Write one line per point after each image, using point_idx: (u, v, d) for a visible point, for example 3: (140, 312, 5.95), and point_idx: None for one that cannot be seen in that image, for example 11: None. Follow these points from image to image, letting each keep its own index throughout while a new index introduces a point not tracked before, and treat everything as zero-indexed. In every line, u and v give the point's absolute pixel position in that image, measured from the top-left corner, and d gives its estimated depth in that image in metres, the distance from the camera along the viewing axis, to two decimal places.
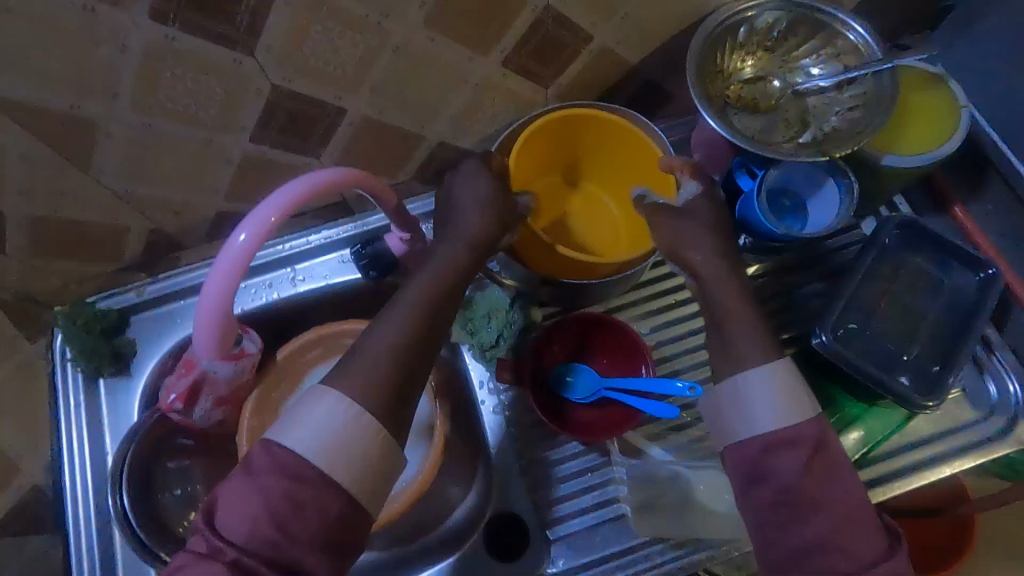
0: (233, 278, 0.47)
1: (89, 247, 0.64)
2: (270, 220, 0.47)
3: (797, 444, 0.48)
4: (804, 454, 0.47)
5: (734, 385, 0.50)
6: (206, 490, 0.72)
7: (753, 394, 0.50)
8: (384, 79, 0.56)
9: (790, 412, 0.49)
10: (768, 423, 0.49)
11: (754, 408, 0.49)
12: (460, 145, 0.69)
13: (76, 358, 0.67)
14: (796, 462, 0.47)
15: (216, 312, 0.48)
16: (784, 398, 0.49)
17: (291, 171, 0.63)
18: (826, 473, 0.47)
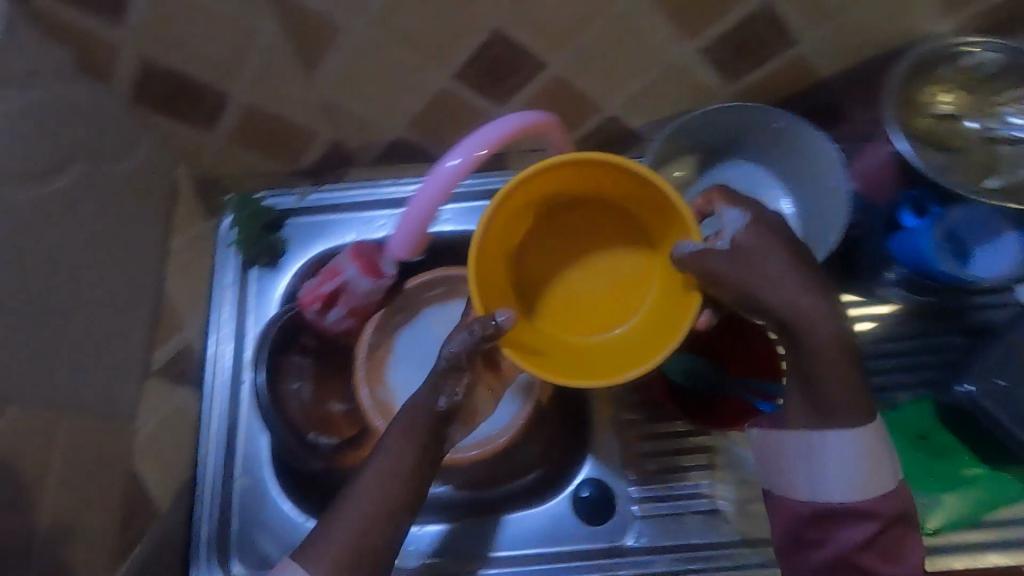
0: (438, 195, 0.52)
1: (278, 145, 0.69)
2: (478, 153, 0.50)
3: (861, 516, 0.49)
4: (864, 530, 0.49)
5: (805, 447, 0.51)
6: (315, 395, 0.72)
7: (828, 458, 0.50)
8: (592, 42, 0.58)
9: (859, 484, 0.49)
10: (834, 493, 0.50)
11: (820, 475, 0.50)
12: (629, 124, 0.71)
13: (238, 243, 0.73)
14: (855, 535, 0.49)
15: (416, 222, 0.53)
16: (856, 469, 0.49)
17: (473, 112, 0.66)
18: (887, 548, 0.49)
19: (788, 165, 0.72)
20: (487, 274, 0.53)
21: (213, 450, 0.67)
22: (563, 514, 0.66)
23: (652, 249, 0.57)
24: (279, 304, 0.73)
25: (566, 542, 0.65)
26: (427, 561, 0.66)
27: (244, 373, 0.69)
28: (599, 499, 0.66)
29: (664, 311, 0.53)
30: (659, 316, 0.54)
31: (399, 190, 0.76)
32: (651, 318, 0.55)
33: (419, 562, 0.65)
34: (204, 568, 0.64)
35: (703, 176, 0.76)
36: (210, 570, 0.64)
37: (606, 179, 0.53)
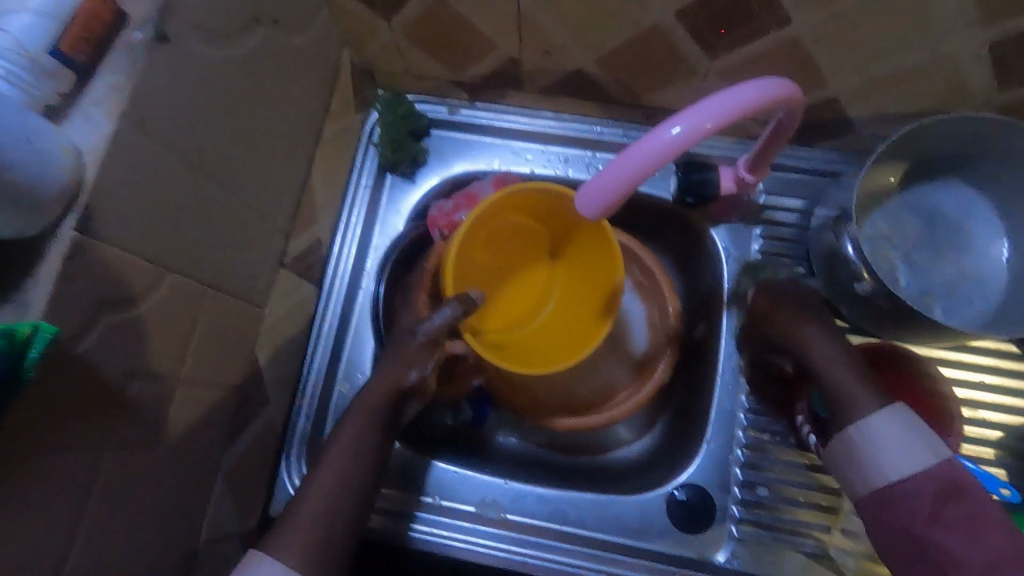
0: (647, 166, 0.42)
1: (448, 49, 0.62)
2: (706, 127, 0.41)
3: (924, 492, 0.44)
4: (931, 502, 0.44)
5: (852, 433, 0.47)
6: None
7: (863, 442, 0.47)
8: (858, 8, 0.47)
9: (915, 457, 0.45)
10: (894, 473, 0.45)
11: (874, 456, 0.46)
12: (846, 113, 0.60)
13: (382, 146, 0.68)
14: (922, 511, 0.44)
15: (614, 192, 0.43)
16: (907, 438, 0.45)
17: (675, 59, 0.57)
18: (960, 523, 0.43)
19: (1015, 205, 0.61)
20: (464, 262, 0.56)
21: (319, 352, 0.64)
22: (655, 512, 0.62)
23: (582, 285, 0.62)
24: (408, 218, 0.69)
25: (654, 540, 0.61)
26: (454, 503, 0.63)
27: (361, 280, 0.67)
28: (697, 504, 0.62)
29: (585, 327, 0.60)
30: (576, 330, 0.62)
31: (558, 126, 0.70)
32: (571, 341, 0.61)
33: (498, 516, 0.63)
34: (289, 465, 0.60)
35: (907, 191, 0.64)
36: (296, 470, 0.60)
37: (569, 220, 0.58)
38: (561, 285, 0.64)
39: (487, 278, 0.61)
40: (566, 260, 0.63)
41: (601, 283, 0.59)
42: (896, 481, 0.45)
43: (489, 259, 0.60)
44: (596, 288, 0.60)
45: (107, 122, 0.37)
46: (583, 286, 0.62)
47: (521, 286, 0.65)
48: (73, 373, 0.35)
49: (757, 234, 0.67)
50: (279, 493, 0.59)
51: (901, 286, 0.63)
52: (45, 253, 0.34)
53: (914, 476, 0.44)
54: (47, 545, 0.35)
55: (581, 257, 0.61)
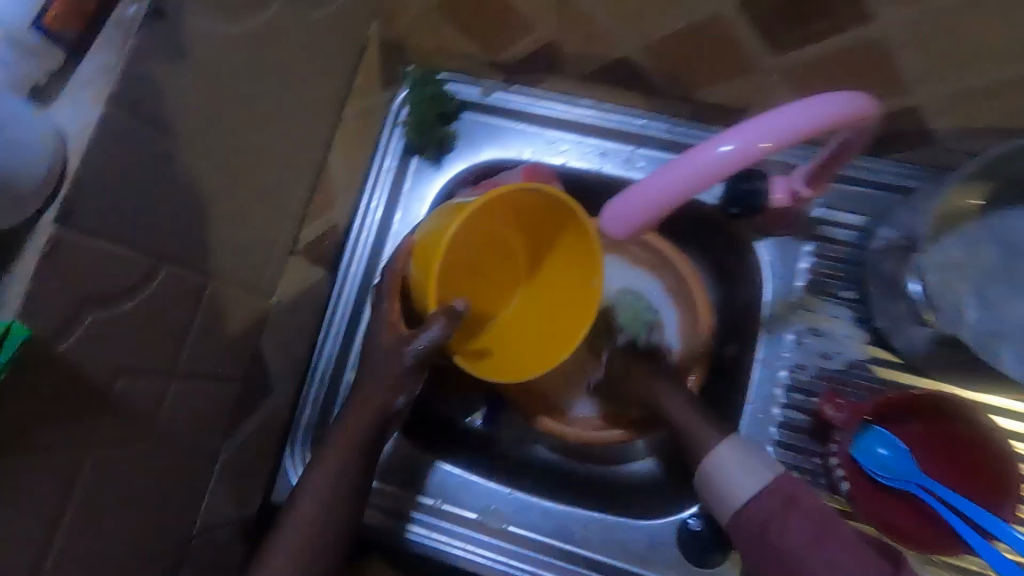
0: (686, 187, 0.37)
1: (483, 27, 0.57)
2: (761, 146, 0.36)
3: (772, 506, 0.45)
4: (783, 513, 0.44)
5: (705, 468, 0.48)
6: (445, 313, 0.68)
7: (715, 470, 0.48)
8: (957, 8, 0.40)
9: (753, 473, 0.46)
10: (743, 494, 0.46)
11: (728, 485, 0.47)
12: (927, 125, 0.52)
13: (408, 127, 0.64)
14: (781, 527, 0.44)
15: (647, 211, 0.39)
16: (749, 461, 0.47)
17: (733, 53, 0.51)
18: (821, 531, 0.43)
19: None
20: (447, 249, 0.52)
21: (330, 340, 0.60)
22: (666, 540, 0.59)
23: (562, 287, 0.56)
24: (433, 206, 0.64)
25: (661, 570, 0.58)
26: (455, 508, 0.61)
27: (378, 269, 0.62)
28: (712, 539, 0.57)
29: (551, 330, 0.55)
30: (544, 331, 0.56)
31: (598, 117, 0.64)
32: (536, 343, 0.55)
33: (499, 526, 0.61)
34: (293, 453, 0.57)
35: (987, 216, 0.56)
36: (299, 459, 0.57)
37: (558, 215, 0.53)
38: (535, 284, 0.59)
39: (469, 265, 0.57)
40: (547, 259, 0.58)
41: (578, 289, 0.54)
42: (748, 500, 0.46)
43: (465, 249, 0.56)
44: (572, 292, 0.55)
45: (93, 108, 0.34)
46: (563, 285, 0.56)
47: (496, 281, 0.60)
48: (55, 371, 0.34)
49: (807, 251, 0.61)
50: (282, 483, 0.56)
51: (966, 323, 0.56)
52: (24, 246, 0.32)
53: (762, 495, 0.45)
54: (27, 544, 0.35)
55: (568, 257, 0.55)
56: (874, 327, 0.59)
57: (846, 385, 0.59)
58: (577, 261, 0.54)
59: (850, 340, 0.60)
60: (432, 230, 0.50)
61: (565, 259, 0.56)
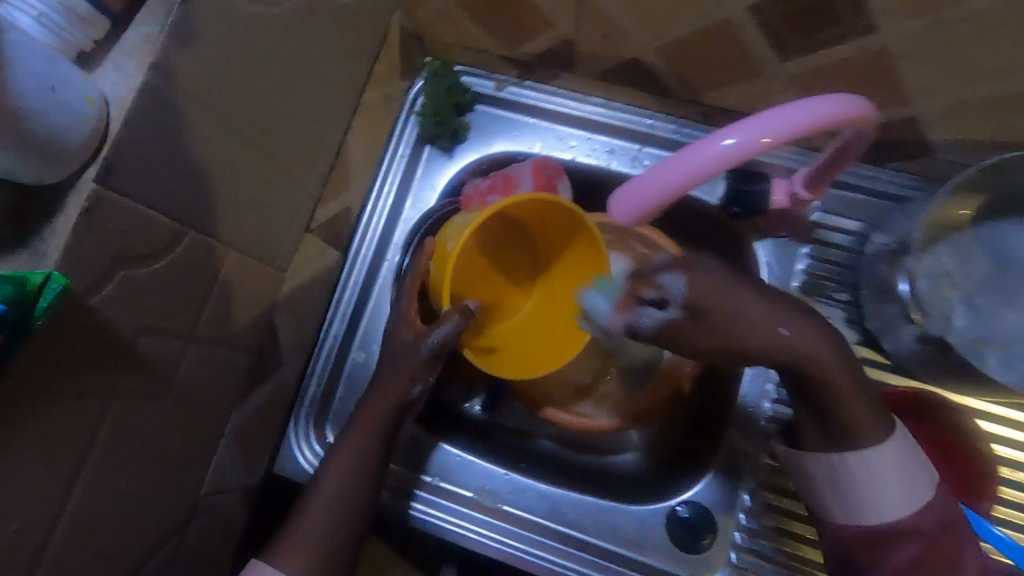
0: (692, 178, 0.39)
1: (504, 22, 0.59)
2: (762, 141, 0.38)
3: (915, 533, 0.43)
4: (923, 541, 0.43)
5: (852, 463, 0.44)
6: None
7: (862, 482, 0.44)
8: (956, 24, 0.42)
9: (909, 497, 0.43)
10: (885, 514, 0.43)
11: (882, 490, 0.43)
12: (925, 136, 0.54)
13: (424, 116, 0.65)
14: (910, 556, 0.43)
15: (654, 201, 0.41)
16: (907, 479, 0.43)
17: (743, 57, 0.53)
18: (945, 563, 0.43)
19: None
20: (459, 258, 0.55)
21: (338, 319, 0.63)
22: (655, 526, 0.61)
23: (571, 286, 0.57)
24: (443, 194, 0.67)
25: (651, 557, 0.60)
26: (451, 488, 0.63)
27: (388, 253, 0.65)
28: (698, 522, 0.60)
29: (559, 329, 0.56)
30: (552, 329, 0.57)
31: (606, 115, 0.66)
32: (546, 340, 0.56)
33: (494, 506, 0.62)
34: (298, 428, 0.61)
35: (980, 227, 0.58)
36: (304, 435, 0.61)
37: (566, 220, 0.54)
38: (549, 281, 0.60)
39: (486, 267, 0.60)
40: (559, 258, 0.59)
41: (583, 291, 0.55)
42: (890, 520, 0.43)
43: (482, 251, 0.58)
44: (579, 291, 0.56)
45: (137, 73, 0.36)
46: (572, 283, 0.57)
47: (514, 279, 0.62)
48: (88, 322, 0.36)
49: (804, 253, 0.63)
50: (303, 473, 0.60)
51: (954, 329, 0.58)
52: (66, 202, 0.35)
53: (919, 511, 0.43)
54: (53, 484, 0.37)
55: (576, 255, 0.56)
56: (865, 329, 0.61)
57: None
58: (583, 260, 0.55)
59: None
60: (443, 242, 0.53)
61: (575, 257, 0.56)
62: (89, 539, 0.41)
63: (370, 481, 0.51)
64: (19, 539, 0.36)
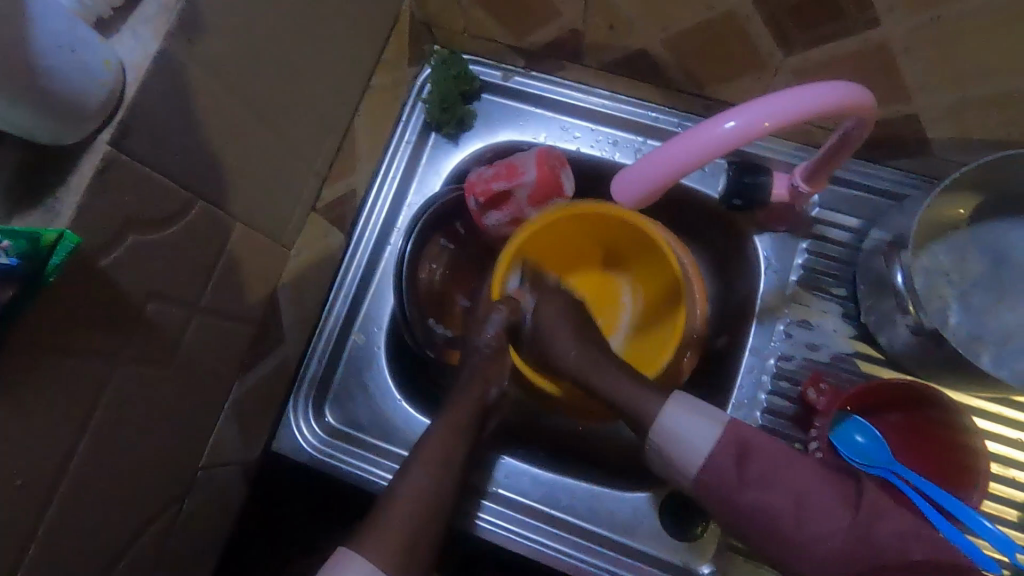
0: (695, 158, 0.43)
1: (512, 11, 0.60)
2: (761, 125, 0.42)
3: (722, 462, 0.46)
4: (735, 466, 0.46)
5: (655, 440, 0.49)
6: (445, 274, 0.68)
7: (667, 435, 0.49)
8: (954, 18, 0.43)
9: (702, 430, 0.48)
10: (698, 456, 0.47)
11: (682, 451, 0.48)
12: (924, 134, 0.55)
13: (430, 103, 0.66)
14: (731, 481, 0.46)
15: (656, 179, 0.45)
16: (693, 416, 0.48)
17: (746, 50, 0.54)
18: (764, 477, 0.46)
19: None
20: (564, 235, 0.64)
21: (340, 300, 0.64)
22: (648, 512, 0.61)
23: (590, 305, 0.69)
24: (447, 180, 0.67)
25: (642, 542, 0.61)
26: None
27: (391, 236, 0.66)
28: (688, 509, 0.61)
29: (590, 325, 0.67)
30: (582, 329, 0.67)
31: (611, 107, 0.66)
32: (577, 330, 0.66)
33: (490, 488, 0.63)
34: (297, 407, 0.62)
35: (978, 226, 0.59)
36: (304, 413, 0.61)
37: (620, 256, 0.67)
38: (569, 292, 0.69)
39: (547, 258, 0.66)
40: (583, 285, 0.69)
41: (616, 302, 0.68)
42: (702, 457, 0.47)
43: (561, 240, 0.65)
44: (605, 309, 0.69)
45: (152, 40, 0.37)
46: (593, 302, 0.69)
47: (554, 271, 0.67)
48: (96, 282, 0.37)
49: (803, 247, 0.64)
50: (364, 481, 0.59)
51: (949, 325, 0.59)
52: (81, 162, 0.36)
53: (719, 451, 0.47)
54: (57, 438, 0.38)
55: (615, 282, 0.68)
56: (861, 324, 0.62)
57: (830, 375, 0.62)
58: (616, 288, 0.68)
59: (838, 335, 0.63)
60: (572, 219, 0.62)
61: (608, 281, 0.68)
62: (90, 498, 0.42)
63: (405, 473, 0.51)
64: (23, 490, 0.37)
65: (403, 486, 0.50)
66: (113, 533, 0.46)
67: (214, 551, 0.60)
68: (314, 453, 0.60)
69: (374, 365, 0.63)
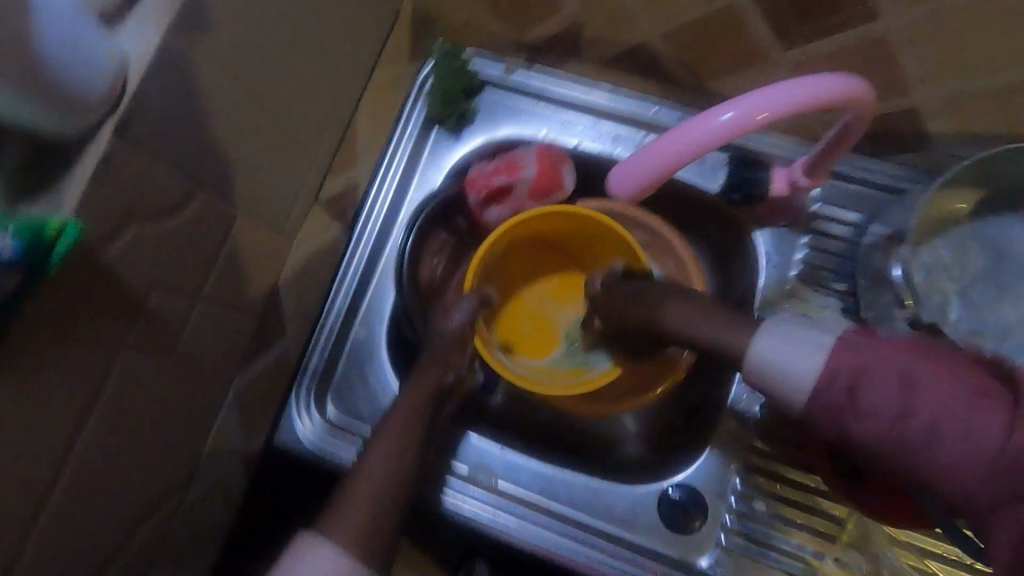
0: (692, 147, 0.44)
1: (514, 5, 0.60)
2: (759, 116, 0.42)
3: (840, 372, 0.40)
4: (855, 375, 0.39)
5: (754, 365, 0.44)
6: (446, 268, 0.68)
7: (773, 353, 0.43)
8: (953, 11, 0.42)
9: (812, 343, 0.42)
10: (806, 371, 0.41)
11: (784, 373, 0.42)
12: (925, 128, 0.55)
13: (431, 97, 0.66)
14: (864, 399, 0.38)
15: (655, 169, 0.47)
16: (798, 334, 0.43)
17: (748, 43, 0.53)
18: (887, 386, 0.38)
19: None
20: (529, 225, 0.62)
21: (341, 293, 0.64)
22: (646, 505, 0.62)
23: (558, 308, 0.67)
24: (448, 175, 0.67)
25: (641, 534, 0.61)
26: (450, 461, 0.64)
27: (392, 231, 0.66)
28: (687, 503, 0.61)
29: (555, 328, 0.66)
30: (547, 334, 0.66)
31: (612, 102, 0.66)
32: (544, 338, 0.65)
33: (489, 481, 0.63)
34: (298, 399, 0.62)
35: (979, 221, 0.59)
36: (306, 405, 0.62)
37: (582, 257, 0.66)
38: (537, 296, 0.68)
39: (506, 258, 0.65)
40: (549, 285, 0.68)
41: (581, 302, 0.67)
42: (818, 366, 0.41)
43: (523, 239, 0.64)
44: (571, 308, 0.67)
45: (154, 32, 0.38)
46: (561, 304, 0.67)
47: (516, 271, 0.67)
48: (98, 271, 0.38)
49: (803, 242, 0.64)
50: None
51: (950, 322, 0.59)
52: (84, 153, 0.36)
53: (824, 375, 0.40)
54: (62, 424, 0.39)
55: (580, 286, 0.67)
56: (860, 319, 0.62)
57: None
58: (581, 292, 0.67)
59: None
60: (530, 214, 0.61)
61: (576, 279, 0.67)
62: (93, 483, 0.43)
63: (405, 465, 0.52)
64: (29, 473, 0.38)
65: (402, 477, 0.51)
66: (114, 520, 0.46)
67: (215, 540, 0.61)
68: (315, 445, 0.61)
69: (374, 358, 0.63)
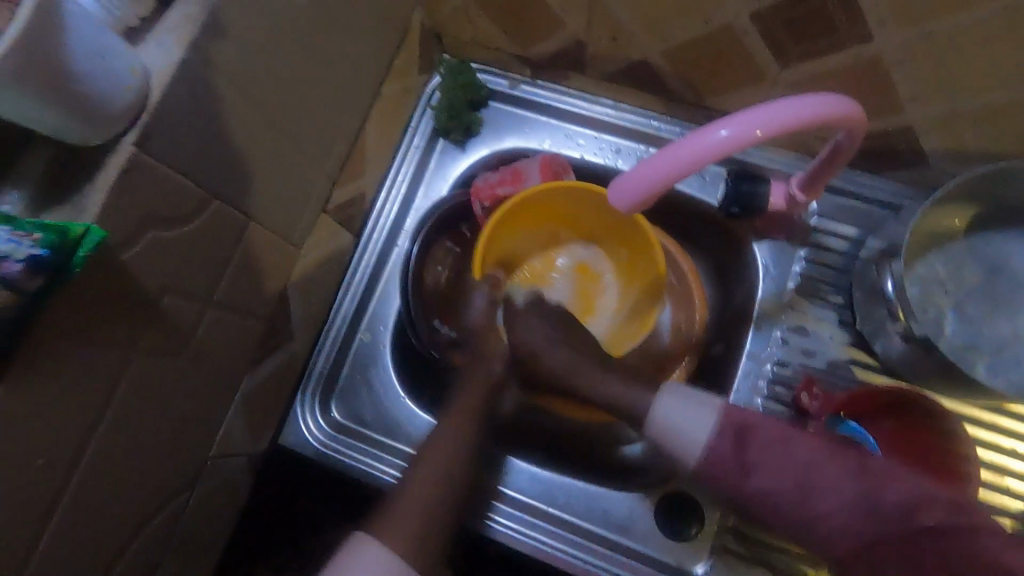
0: (689, 163, 0.45)
1: (520, 22, 0.62)
2: (754, 133, 0.43)
3: (727, 428, 0.45)
4: (734, 437, 0.45)
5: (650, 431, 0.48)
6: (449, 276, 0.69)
7: (665, 412, 0.48)
8: (944, 35, 0.44)
9: (699, 415, 0.46)
10: (697, 437, 0.45)
11: (678, 440, 0.46)
12: (920, 146, 0.56)
13: (438, 109, 0.68)
14: (728, 461, 0.44)
15: (651, 184, 0.46)
16: (686, 404, 0.48)
17: (748, 62, 0.55)
18: (761, 452, 0.44)
19: None
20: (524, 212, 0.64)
21: (348, 299, 0.66)
22: (644, 512, 0.62)
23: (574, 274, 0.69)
24: (453, 185, 0.69)
25: (636, 540, 0.62)
26: None
27: (398, 239, 0.68)
28: (685, 511, 0.61)
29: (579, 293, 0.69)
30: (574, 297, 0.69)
31: (615, 116, 0.68)
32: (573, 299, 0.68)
33: (489, 485, 0.64)
34: (304, 401, 0.64)
35: (974, 237, 0.60)
36: (310, 407, 0.64)
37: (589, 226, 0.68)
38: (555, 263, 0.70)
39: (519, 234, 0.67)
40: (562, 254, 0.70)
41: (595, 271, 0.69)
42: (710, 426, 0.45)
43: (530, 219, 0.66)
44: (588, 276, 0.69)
45: (174, 49, 0.40)
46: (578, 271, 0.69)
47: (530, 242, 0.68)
48: (116, 273, 0.40)
49: (801, 256, 0.65)
50: (369, 475, 0.61)
51: (945, 336, 0.59)
52: (106, 161, 0.38)
53: (717, 431, 0.45)
54: (78, 421, 0.41)
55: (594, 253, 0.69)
56: (858, 331, 0.63)
57: (823, 379, 0.63)
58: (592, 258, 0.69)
59: (834, 342, 0.64)
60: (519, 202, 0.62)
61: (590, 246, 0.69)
62: (105, 479, 0.45)
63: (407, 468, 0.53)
64: (46, 468, 0.40)
65: (404, 480, 0.52)
66: (123, 517, 0.48)
67: (220, 540, 0.62)
68: (320, 448, 0.62)
69: (378, 363, 0.65)
